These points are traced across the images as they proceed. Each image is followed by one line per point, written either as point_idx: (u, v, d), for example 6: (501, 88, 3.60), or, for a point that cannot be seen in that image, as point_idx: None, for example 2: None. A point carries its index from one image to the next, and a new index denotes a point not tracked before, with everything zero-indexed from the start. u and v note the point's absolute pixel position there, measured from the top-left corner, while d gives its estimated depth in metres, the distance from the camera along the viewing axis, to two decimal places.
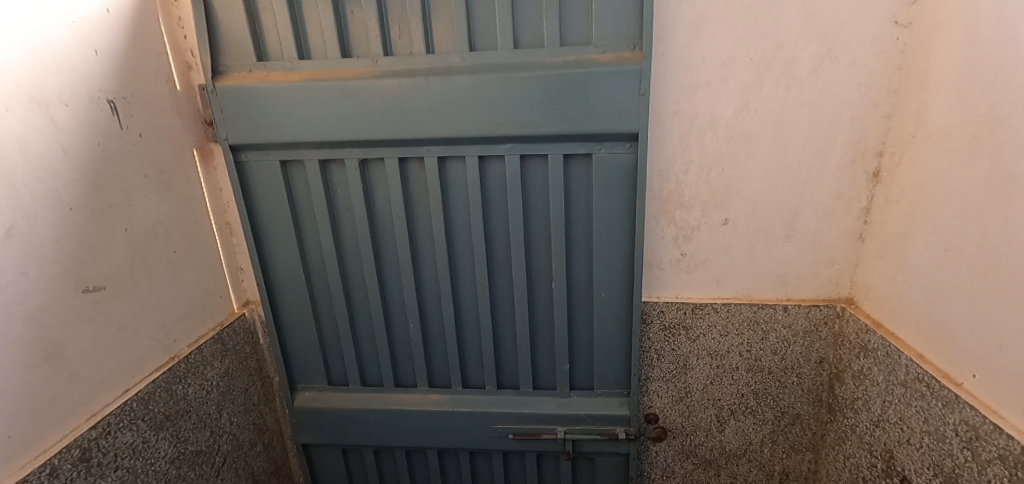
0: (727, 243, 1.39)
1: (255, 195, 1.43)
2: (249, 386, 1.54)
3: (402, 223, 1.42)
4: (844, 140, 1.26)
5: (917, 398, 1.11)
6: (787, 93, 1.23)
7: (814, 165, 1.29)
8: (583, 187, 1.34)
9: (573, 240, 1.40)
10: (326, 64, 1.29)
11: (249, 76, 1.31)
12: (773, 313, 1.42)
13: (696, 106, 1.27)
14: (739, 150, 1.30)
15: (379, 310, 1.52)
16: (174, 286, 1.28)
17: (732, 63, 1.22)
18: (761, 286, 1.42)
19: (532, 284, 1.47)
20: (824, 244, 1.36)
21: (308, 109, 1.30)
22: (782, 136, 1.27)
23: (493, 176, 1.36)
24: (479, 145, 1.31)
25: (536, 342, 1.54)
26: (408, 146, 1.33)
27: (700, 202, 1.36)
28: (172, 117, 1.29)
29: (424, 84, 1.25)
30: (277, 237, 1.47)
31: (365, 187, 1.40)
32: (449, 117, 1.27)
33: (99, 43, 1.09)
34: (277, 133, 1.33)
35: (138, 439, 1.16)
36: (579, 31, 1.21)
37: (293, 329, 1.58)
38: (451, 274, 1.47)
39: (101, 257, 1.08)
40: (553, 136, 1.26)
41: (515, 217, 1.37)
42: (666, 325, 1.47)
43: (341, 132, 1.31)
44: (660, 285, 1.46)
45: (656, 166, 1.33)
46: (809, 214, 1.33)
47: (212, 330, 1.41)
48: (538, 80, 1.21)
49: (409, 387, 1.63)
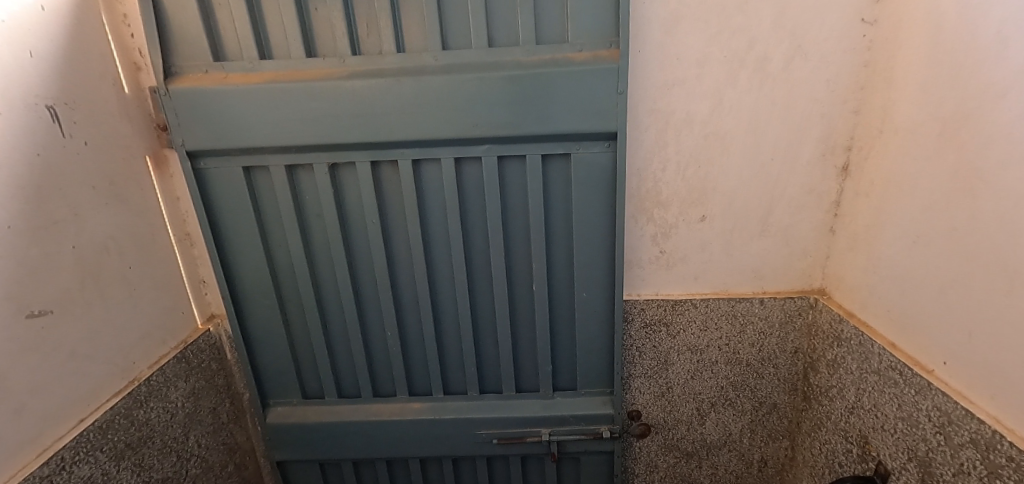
0: (704, 239, 1.40)
1: (216, 204, 1.35)
2: (217, 405, 1.46)
3: (376, 229, 1.37)
4: (814, 135, 1.28)
5: (891, 385, 1.15)
6: (760, 90, 1.25)
7: (787, 161, 1.31)
8: (562, 187, 1.32)
9: (553, 241, 1.38)
10: (289, 64, 1.22)
11: (205, 78, 1.22)
12: (750, 306, 1.44)
13: (673, 103, 1.27)
14: (715, 147, 1.30)
15: (354, 319, 1.47)
16: (129, 305, 1.20)
17: (707, 61, 1.23)
18: (738, 280, 1.44)
19: (512, 287, 1.44)
20: (797, 237, 1.39)
21: (272, 112, 1.22)
22: (755, 133, 1.29)
23: (470, 178, 1.33)
24: (455, 147, 1.27)
25: (517, 345, 1.51)
26: (380, 149, 1.28)
27: (678, 200, 1.36)
28: (120, 122, 1.19)
29: (396, 84, 1.19)
30: (243, 246, 1.39)
31: (336, 193, 1.34)
32: (423, 119, 1.22)
33: (34, 44, 0.99)
34: (238, 138, 1.25)
35: (97, 471, 1.08)
36: (554, 29, 1.19)
37: (263, 342, 1.51)
38: (429, 279, 1.43)
39: (47, 277, 1.00)
40: (531, 137, 1.24)
41: (493, 220, 1.34)
42: (647, 322, 1.47)
43: (309, 136, 1.25)
44: (640, 282, 1.46)
45: (633, 164, 1.33)
46: (782, 208, 1.36)
47: (173, 349, 1.33)
48: (515, 80, 1.18)
49: (388, 396, 1.59)
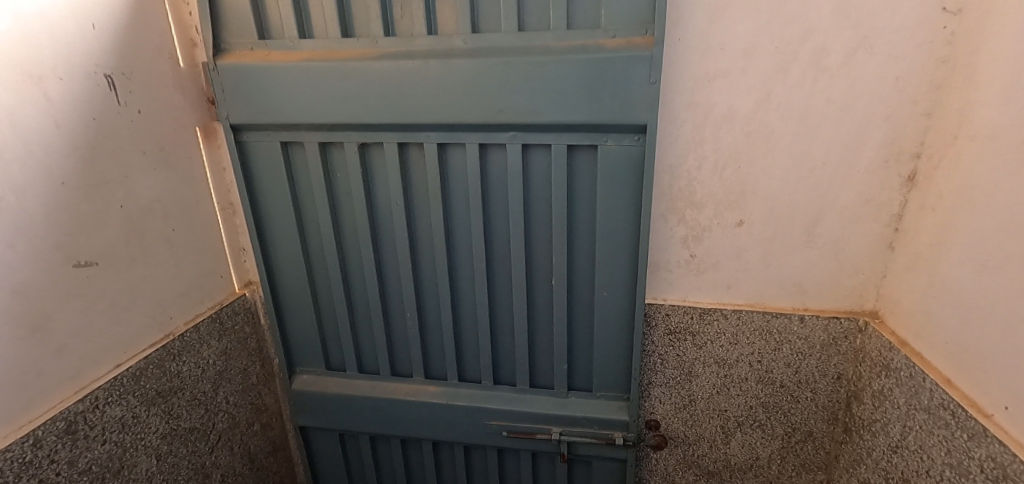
0: (740, 246, 1.30)
1: (257, 176, 1.42)
2: (247, 366, 1.55)
3: (401, 211, 1.39)
4: (876, 139, 1.14)
5: (941, 427, 1.01)
6: (814, 85, 1.13)
7: (840, 166, 1.18)
8: (587, 180, 1.27)
9: (575, 236, 1.34)
10: (326, 44, 1.26)
11: (250, 55, 1.29)
12: (787, 323, 1.32)
13: (712, 97, 1.18)
14: (757, 146, 1.20)
15: (376, 297, 1.50)
16: (170, 265, 1.29)
17: (754, 52, 1.13)
18: (776, 293, 1.33)
19: (531, 279, 1.42)
20: (848, 252, 1.25)
21: (307, 90, 1.27)
22: (806, 133, 1.17)
23: (495, 165, 1.31)
24: (480, 133, 1.26)
25: (534, 339, 1.49)
26: (408, 132, 1.29)
27: (713, 202, 1.27)
28: (174, 94, 1.28)
29: (423, 66, 1.19)
30: (279, 219, 1.47)
31: (364, 173, 1.38)
32: (448, 102, 1.22)
33: (97, 17, 1.08)
34: (276, 114, 1.31)
35: (127, 413, 1.18)
36: (587, 14, 1.14)
37: (293, 311, 1.58)
38: (449, 265, 1.44)
39: (94, 232, 1.09)
40: (556, 125, 1.20)
41: (515, 210, 1.32)
42: (671, 329, 1.39)
43: (340, 115, 1.28)
44: (666, 286, 1.38)
45: (665, 160, 1.25)
46: (833, 218, 1.23)
47: (210, 310, 1.42)
48: (541, 65, 1.14)
49: (406, 377, 1.61)
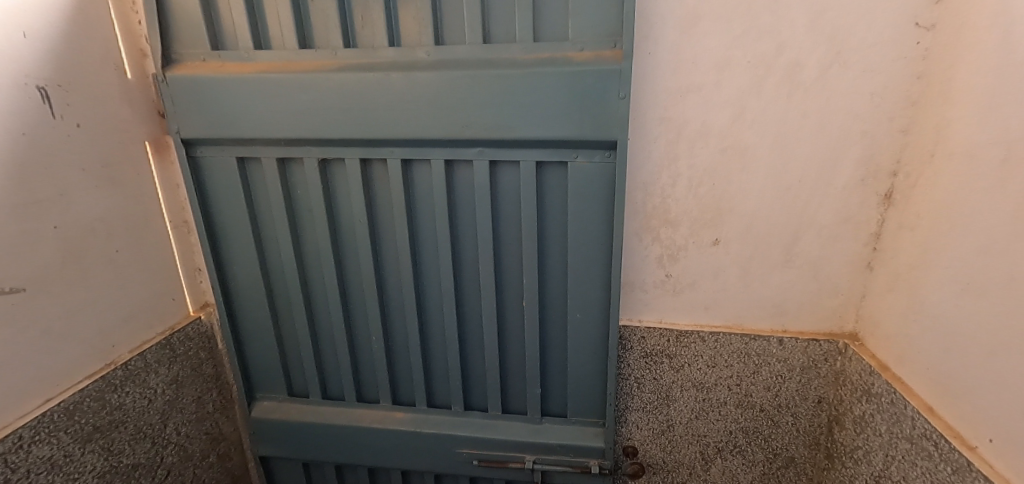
0: (717, 266, 1.26)
1: (212, 193, 1.35)
2: (202, 394, 1.46)
3: (364, 230, 1.32)
4: (852, 156, 1.11)
5: (923, 458, 0.97)
6: (788, 101, 1.09)
7: (817, 184, 1.15)
8: (558, 197, 1.22)
9: (547, 255, 1.29)
10: (283, 55, 1.20)
11: (202, 66, 1.22)
12: (766, 345, 1.27)
13: (685, 112, 1.14)
14: (732, 163, 1.16)
15: (340, 319, 1.43)
16: (114, 289, 1.21)
17: (727, 66, 1.09)
18: (755, 314, 1.28)
19: (502, 300, 1.36)
20: (826, 272, 1.21)
21: (263, 103, 1.20)
22: (781, 149, 1.13)
23: (463, 182, 1.26)
24: (445, 149, 1.20)
25: (506, 362, 1.43)
26: (370, 147, 1.23)
27: (688, 220, 1.22)
28: (120, 107, 1.21)
29: (385, 79, 1.14)
30: (236, 238, 1.39)
31: (326, 189, 1.31)
32: (411, 116, 1.16)
33: (27, 24, 1.00)
34: (230, 128, 1.24)
35: (58, 452, 1.08)
36: (554, 26, 1.09)
37: (252, 335, 1.50)
38: (416, 286, 1.37)
39: (22, 256, 1.00)
40: (525, 141, 1.15)
41: (484, 229, 1.26)
42: (647, 352, 1.34)
43: (298, 130, 1.21)
44: (642, 307, 1.33)
45: (638, 177, 1.21)
46: (810, 237, 1.19)
47: (160, 335, 1.34)
48: (507, 79, 1.09)
49: (372, 403, 1.53)
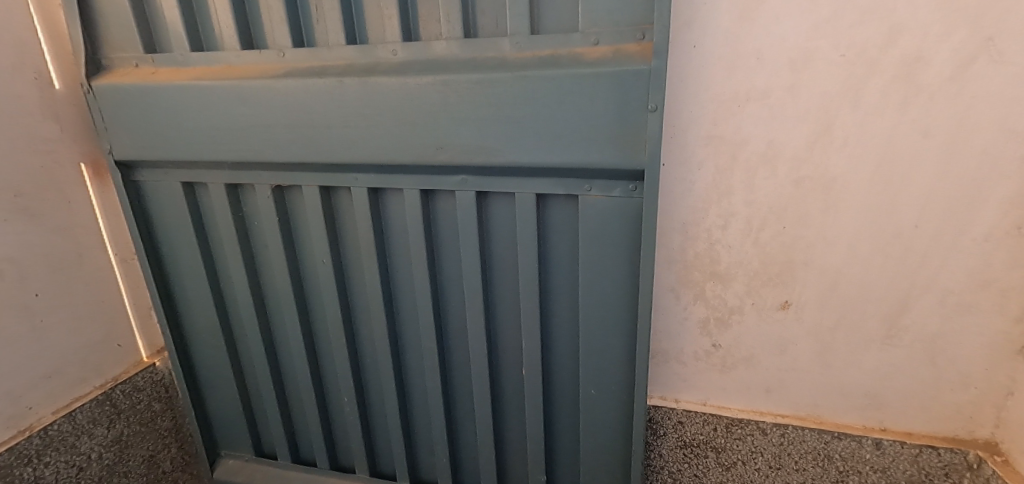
0: (785, 337, 0.92)
1: (158, 223, 1.14)
2: (158, 452, 1.26)
3: (329, 273, 1.07)
4: (1004, 195, 0.75)
5: None
6: (903, 113, 0.74)
7: (944, 232, 0.79)
8: (567, 240, 0.92)
9: (553, 315, 0.98)
10: (222, 58, 0.96)
11: (133, 73, 1.00)
12: (856, 448, 0.92)
13: (743, 129, 0.81)
14: (813, 200, 0.82)
15: (307, 375, 1.18)
16: (31, 342, 1.03)
17: (808, 64, 0.76)
18: (839, 404, 0.93)
19: (497, 366, 1.07)
20: (951, 355, 0.85)
21: (200, 118, 0.96)
22: (890, 182, 0.78)
23: (446, 217, 0.98)
24: (420, 176, 0.93)
25: (504, 439, 1.13)
26: (330, 172, 0.97)
27: (745, 275, 0.89)
28: (43, 123, 1.01)
29: (337, 87, 0.87)
30: (187, 276, 1.17)
31: (285, 224, 1.06)
32: (372, 135, 0.89)
33: None
34: (165, 149, 1.01)
35: None
36: (558, 12, 0.79)
37: (211, 385, 1.28)
38: (393, 341, 1.11)
39: None
40: (519, 169, 0.85)
41: (471, 280, 0.98)
42: (686, 441, 1.01)
43: (240, 151, 0.97)
44: (679, 383, 1.01)
45: (674, 216, 0.89)
46: (927, 307, 0.83)
47: (97, 389, 1.15)
48: (493, 85, 0.80)
49: (349, 472, 1.28)
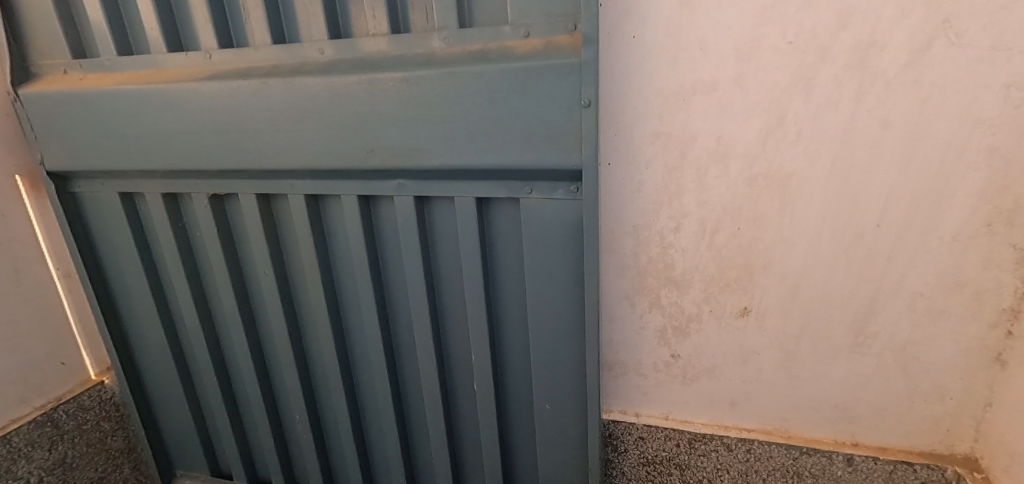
0: (747, 347, 0.85)
1: (98, 236, 1.09)
2: (108, 474, 1.21)
3: (272, 286, 1.02)
4: (973, 189, 0.69)
5: None
6: (858, 103, 0.68)
7: (910, 232, 0.73)
8: (513, 246, 0.86)
9: (504, 327, 0.93)
10: (150, 62, 0.91)
11: (61, 79, 0.96)
12: (827, 465, 0.86)
13: (692, 125, 0.75)
14: (769, 199, 0.76)
15: (257, 391, 1.13)
16: None
17: (754, 53, 0.70)
18: (807, 417, 0.87)
19: (450, 381, 1.01)
20: (925, 365, 0.78)
21: (129, 125, 0.92)
22: (849, 178, 0.72)
23: (387, 224, 0.92)
24: (357, 181, 0.88)
25: (462, 455, 1.08)
26: (266, 179, 0.93)
27: (702, 280, 0.84)
28: None
29: (262, 89, 0.82)
30: (130, 291, 1.13)
31: (226, 235, 1.02)
32: (301, 139, 0.84)
33: None
34: (95, 158, 0.97)
35: None
36: (489, 4, 0.74)
37: (162, 403, 1.23)
38: (343, 355, 1.05)
39: None
40: (456, 172, 0.80)
41: (416, 291, 0.92)
42: (649, 458, 0.95)
43: (171, 159, 0.92)
44: (639, 397, 0.95)
45: (623, 218, 0.83)
46: (896, 313, 0.77)
47: (37, 410, 1.10)
48: (420, 83, 0.75)
49: None
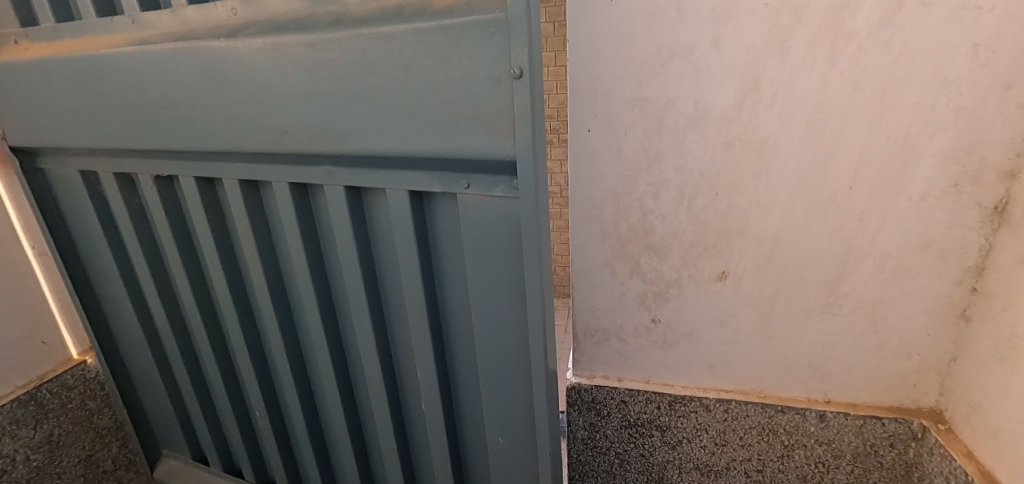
0: (724, 311, 0.87)
1: (69, 214, 1.07)
2: (95, 452, 1.22)
3: (221, 274, 1.00)
4: (941, 149, 0.70)
5: None
6: (829, 67, 0.69)
7: (880, 194, 0.74)
8: (454, 244, 0.81)
9: (454, 330, 0.88)
10: (82, 27, 0.89)
11: (12, 50, 0.94)
12: (800, 421, 0.89)
13: (668, 89, 0.75)
14: (745, 163, 0.77)
15: (217, 379, 1.13)
16: None
17: (730, 15, 0.70)
18: (782, 377, 0.90)
19: (402, 383, 0.98)
20: (893, 323, 0.81)
21: (60, 104, 0.91)
22: (823, 140, 0.73)
23: (322, 211, 0.88)
24: (290, 165, 0.84)
25: (415, 455, 1.05)
26: (201, 162, 0.90)
27: (680, 246, 0.85)
28: None
29: (174, 57, 0.79)
30: (105, 270, 1.11)
31: (175, 218, 1.00)
32: (220, 117, 0.80)
33: None
34: (51, 134, 0.95)
35: None
36: None
37: (143, 384, 1.23)
38: (293, 348, 1.04)
39: None
40: (381, 157, 0.75)
41: (356, 287, 0.89)
42: (631, 420, 0.98)
43: (110, 139, 0.91)
44: (620, 362, 0.98)
45: (603, 185, 0.84)
46: (865, 273, 0.79)
47: (20, 389, 1.10)
48: (329, 49, 0.69)
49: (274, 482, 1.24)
